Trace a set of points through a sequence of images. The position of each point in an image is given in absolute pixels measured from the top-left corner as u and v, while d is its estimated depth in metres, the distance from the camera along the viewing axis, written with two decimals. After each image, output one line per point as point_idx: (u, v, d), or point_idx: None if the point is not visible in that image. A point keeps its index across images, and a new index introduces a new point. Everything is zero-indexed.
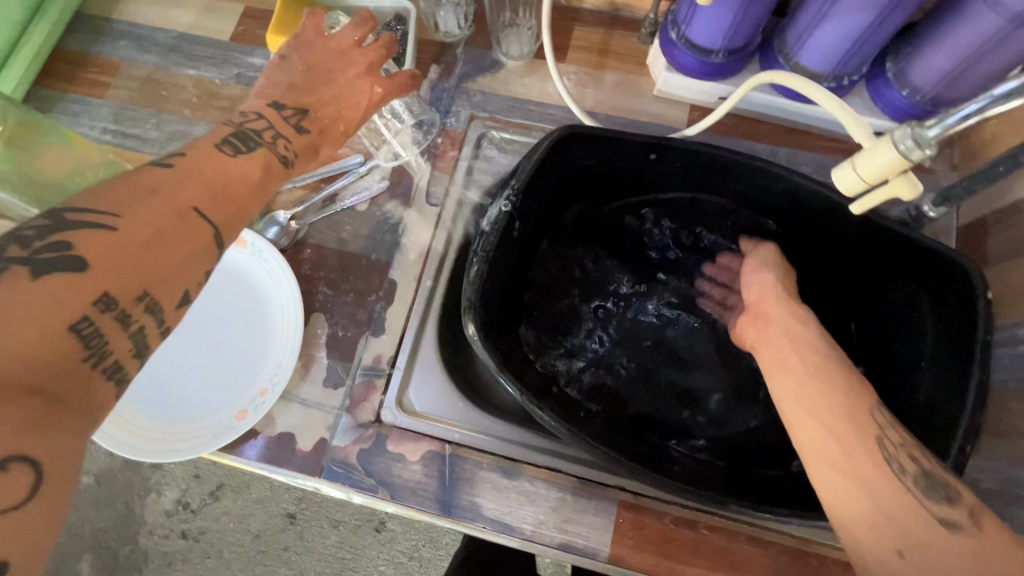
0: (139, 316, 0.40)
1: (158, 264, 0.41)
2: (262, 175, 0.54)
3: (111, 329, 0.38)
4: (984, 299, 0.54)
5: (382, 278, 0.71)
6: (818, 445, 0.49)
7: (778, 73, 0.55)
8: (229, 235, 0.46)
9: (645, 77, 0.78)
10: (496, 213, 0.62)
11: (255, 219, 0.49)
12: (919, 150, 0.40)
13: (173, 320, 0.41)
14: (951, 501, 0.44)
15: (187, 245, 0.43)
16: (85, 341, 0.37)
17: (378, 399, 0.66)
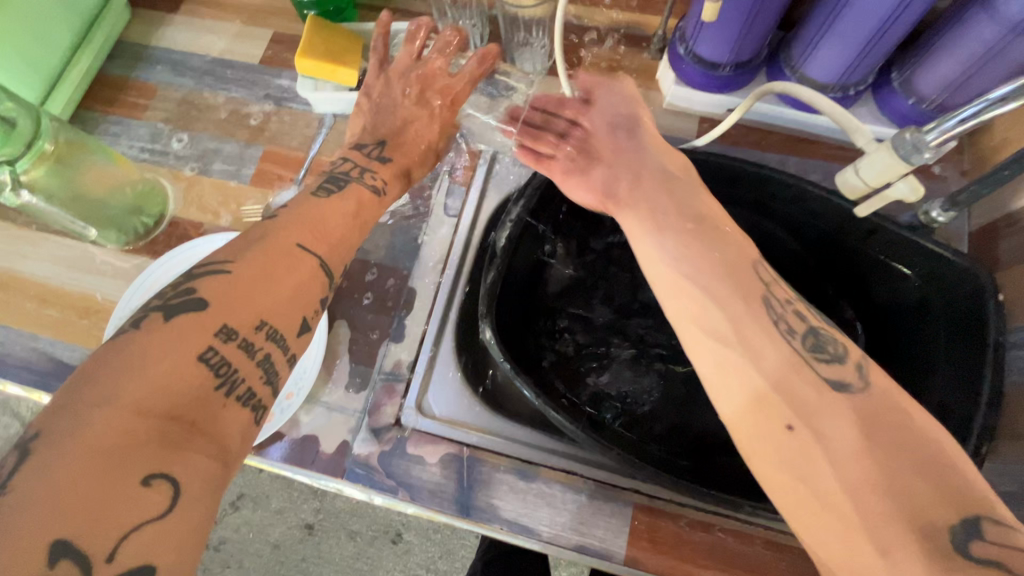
0: (256, 342, 0.43)
1: (233, 285, 0.44)
2: (353, 205, 0.57)
3: (235, 356, 0.41)
4: (994, 302, 0.55)
5: (401, 286, 0.74)
6: (738, 379, 0.45)
7: (783, 84, 0.57)
8: (302, 247, 0.49)
9: (655, 90, 0.80)
10: (510, 224, 0.64)
11: (327, 234, 0.52)
12: (918, 154, 0.42)
13: (276, 338, 0.44)
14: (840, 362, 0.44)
15: (295, 277, 0.47)
16: (216, 369, 0.40)
17: (397, 404, 0.69)
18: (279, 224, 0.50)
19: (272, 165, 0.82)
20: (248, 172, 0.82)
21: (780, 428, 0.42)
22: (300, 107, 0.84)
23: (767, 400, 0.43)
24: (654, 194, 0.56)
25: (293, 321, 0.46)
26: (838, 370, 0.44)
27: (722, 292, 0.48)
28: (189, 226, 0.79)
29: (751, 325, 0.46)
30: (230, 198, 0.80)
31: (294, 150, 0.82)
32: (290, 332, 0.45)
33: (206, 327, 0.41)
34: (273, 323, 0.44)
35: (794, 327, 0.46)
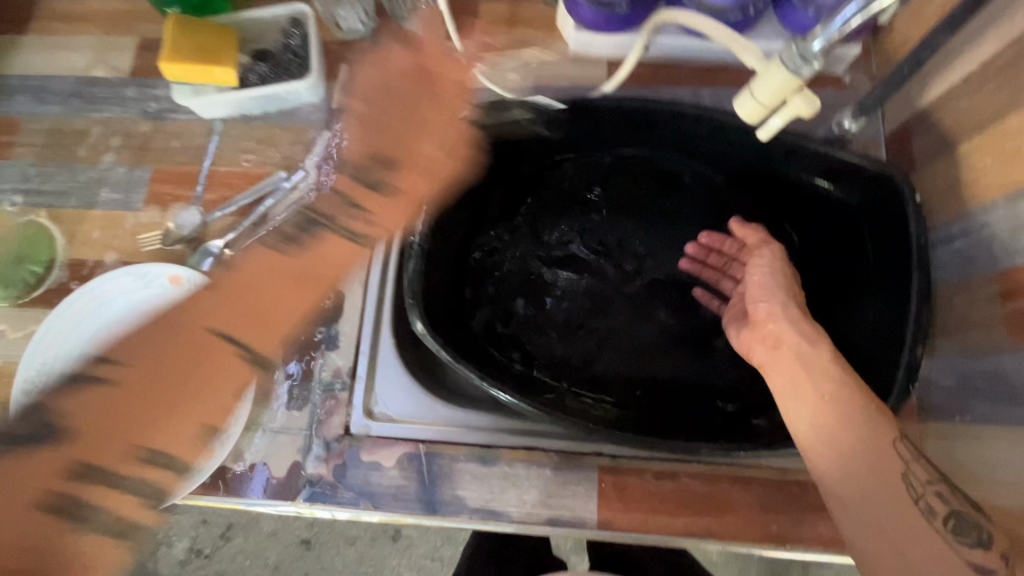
0: (153, 462, 0.45)
1: (188, 391, 0.46)
2: (291, 282, 0.52)
3: (99, 477, 0.43)
4: (911, 205, 0.55)
5: (327, 291, 0.70)
6: (869, 530, 0.45)
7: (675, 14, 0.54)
8: (217, 333, 0.48)
9: (557, 39, 0.76)
10: (424, 208, 0.61)
11: (260, 318, 0.50)
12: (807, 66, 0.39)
13: (162, 456, 0.45)
14: (985, 542, 0.44)
15: (219, 381, 0.48)
16: (99, 473, 0.43)
17: (344, 413, 0.66)
18: (198, 304, 0.49)
19: (166, 185, 0.75)
20: (140, 197, 0.74)
21: (921, 551, 0.44)
22: (184, 117, 0.77)
23: (879, 496, 0.46)
24: (790, 364, 0.53)
25: (186, 440, 0.46)
26: (972, 531, 0.45)
27: (825, 410, 0.49)
28: (86, 267, 0.72)
29: (876, 445, 0.47)
30: (124, 228, 0.73)
31: (185, 164, 0.75)
32: (180, 449, 0.46)
33: (104, 421, 0.44)
34: (175, 449, 0.46)
35: (932, 506, 0.46)
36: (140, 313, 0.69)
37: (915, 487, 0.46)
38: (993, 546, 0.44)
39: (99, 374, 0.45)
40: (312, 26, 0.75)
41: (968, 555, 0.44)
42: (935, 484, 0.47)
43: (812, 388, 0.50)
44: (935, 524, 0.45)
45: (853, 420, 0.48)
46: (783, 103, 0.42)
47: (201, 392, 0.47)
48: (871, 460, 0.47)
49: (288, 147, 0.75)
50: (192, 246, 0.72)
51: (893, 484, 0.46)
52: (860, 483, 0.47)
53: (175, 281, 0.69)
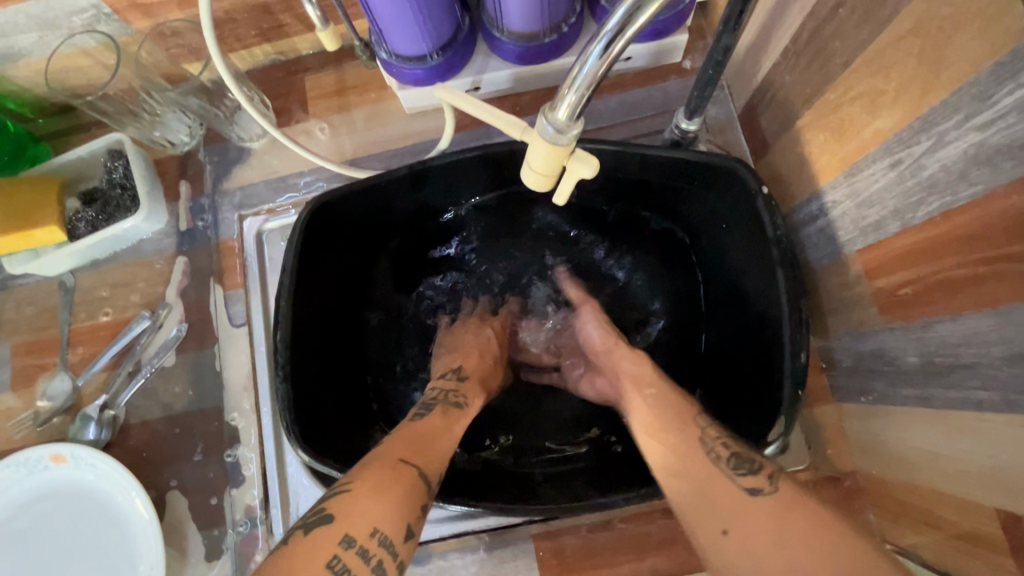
0: (362, 550, 0.39)
1: (361, 502, 0.41)
2: (457, 422, 0.53)
3: (355, 561, 0.38)
4: (762, 197, 0.52)
5: (220, 423, 0.66)
6: (711, 505, 0.42)
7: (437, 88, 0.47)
8: (381, 531, 0.40)
9: (391, 98, 0.73)
10: (281, 321, 0.56)
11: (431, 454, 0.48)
12: (566, 133, 0.35)
13: (388, 542, 0.40)
14: (753, 470, 0.43)
15: (391, 495, 0.42)
16: (360, 558, 0.39)
17: (266, 548, 0.62)
18: (372, 499, 0.42)
19: (27, 357, 0.70)
20: (4, 378, 0.70)
21: (730, 514, 0.41)
22: (30, 280, 0.72)
23: (686, 456, 0.46)
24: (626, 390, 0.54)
25: (402, 525, 0.42)
26: (746, 461, 0.43)
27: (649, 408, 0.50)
28: None
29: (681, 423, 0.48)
30: None
31: (43, 329, 0.71)
32: (400, 535, 0.41)
33: (359, 516, 0.40)
34: (385, 529, 0.41)
35: (718, 452, 0.45)
36: (33, 501, 0.65)
37: (705, 443, 0.46)
38: (760, 472, 0.42)
39: (332, 503, 0.41)
40: (129, 151, 0.70)
41: (742, 483, 0.42)
42: (724, 437, 0.46)
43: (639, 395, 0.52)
44: (717, 464, 0.44)
45: (658, 396, 0.51)
46: (562, 170, 0.38)
47: (379, 500, 0.42)
48: (647, 439, 0.49)
49: (143, 283, 0.71)
50: (69, 415, 0.68)
51: (687, 441, 0.46)
52: (663, 453, 0.47)
53: (57, 460, 0.65)
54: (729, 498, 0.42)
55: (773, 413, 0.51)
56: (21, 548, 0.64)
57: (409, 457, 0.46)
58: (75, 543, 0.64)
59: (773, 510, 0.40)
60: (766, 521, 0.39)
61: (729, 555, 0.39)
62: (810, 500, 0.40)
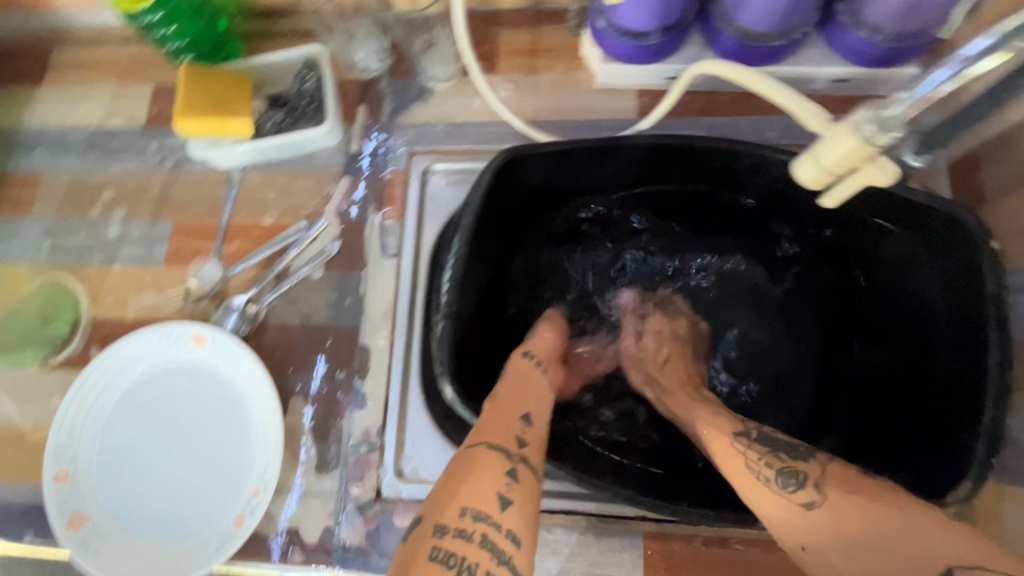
0: (466, 528, 0.41)
1: (446, 498, 0.43)
2: (515, 390, 0.52)
3: (456, 543, 0.40)
4: (987, 253, 0.49)
5: (354, 344, 0.68)
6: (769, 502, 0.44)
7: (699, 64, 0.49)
8: (470, 512, 0.41)
9: (583, 69, 0.72)
10: (453, 264, 0.57)
11: (493, 425, 0.48)
12: (885, 133, 0.33)
13: (483, 516, 0.41)
14: (800, 484, 0.42)
15: (472, 479, 0.44)
16: (460, 539, 0.40)
17: (375, 475, 0.64)
18: (450, 489, 0.43)
19: (186, 238, 0.73)
20: (161, 252, 0.73)
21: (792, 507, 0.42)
22: (202, 167, 0.75)
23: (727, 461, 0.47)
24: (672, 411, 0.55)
25: (491, 497, 0.43)
26: (792, 475, 0.43)
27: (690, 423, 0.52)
28: (112, 325, 0.71)
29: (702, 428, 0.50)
30: (147, 284, 0.72)
31: (203, 216, 0.74)
32: (492, 506, 0.42)
33: (445, 505, 0.42)
34: (471, 507, 0.42)
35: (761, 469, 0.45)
36: (166, 373, 0.68)
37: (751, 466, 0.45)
38: (808, 484, 0.42)
39: (417, 516, 0.43)
40: (325, 67, 0.72)
41: (793, 499, 0.42)
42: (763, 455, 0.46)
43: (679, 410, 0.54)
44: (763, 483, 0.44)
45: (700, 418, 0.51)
46: (854, 172, 0.36)
47: (457, 492, 0.43)
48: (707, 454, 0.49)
49: (306, 193, 0.73)
50: (214, 302, 0.70)
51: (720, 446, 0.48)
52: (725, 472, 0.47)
53: (197, 340, 0.67)
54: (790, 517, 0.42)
55: (952, 476, 0.49)
56: (146, 412, 0.67)
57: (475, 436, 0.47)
58: (196, 421, 0.66)
59: (833, 521, 0.40)
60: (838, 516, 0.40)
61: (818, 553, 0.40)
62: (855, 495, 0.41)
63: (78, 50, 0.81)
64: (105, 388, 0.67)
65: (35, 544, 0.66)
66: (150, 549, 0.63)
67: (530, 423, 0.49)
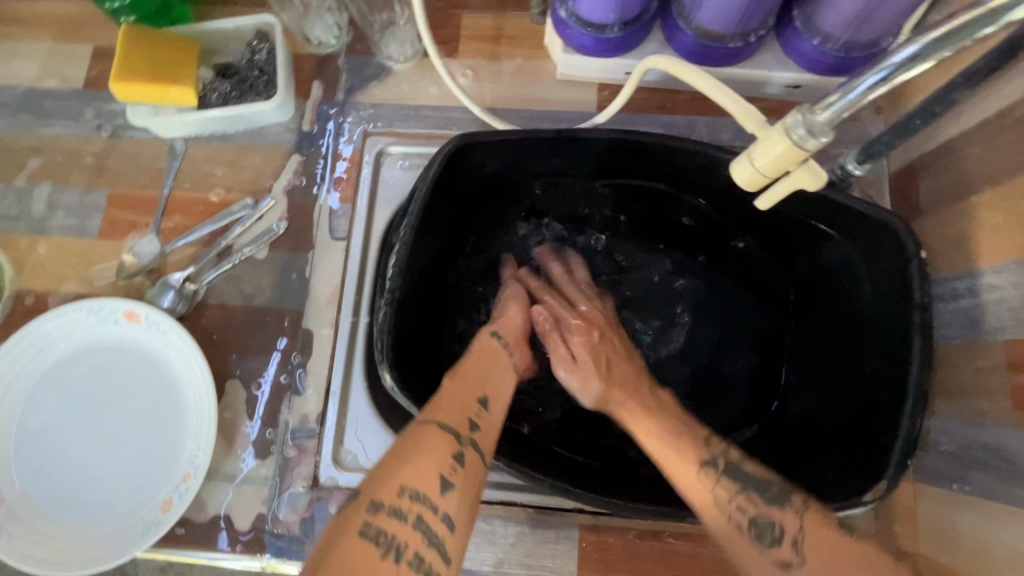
0: (402, 506, 0.42)
1: (391, 473, 0.44)
2: (478, 372, 0.53)
3: (389, 521, 0.42)
4: (916, 263, 0.51)
5: (296, 327, 0.66)
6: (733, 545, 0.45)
7: (648, 58, 0.49)
8: (409, 490, 0.43)
9: (545, 59, 0.72)
10: (398, 247, 0.55)
11: (449, 403, 0.49)
12: (814, 139, 0.34)
13: (421, 497, 0.43)
14: (778, 538, 0.44)
15: (420, 456, 0.45)
16: (392, 515, 0.42)
17: (312, 462, 0.62)
18: (398, 465, 0.44)
19: (123, 210, 0.70)
20: (95, 224, 0.69)
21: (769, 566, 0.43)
22: (142, 135, 0.72)
23: (698, 500, 0.47)
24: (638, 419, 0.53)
25: (431, 479, 0.44)
26: (767, 530, 0.44)
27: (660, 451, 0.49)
28: (37, 298, 0.67)
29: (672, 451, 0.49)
30: (78, 257, 0.68)
31: (143, 188, 0.70)
32: (432, 489, 0.43)
33: (386, 480, 0.44)
34: (410, 484, 0.43)
35: (739, 517, 0.46)
36: (90, 351, 0.65)
37: (719, 509, 0.46)
38: (785, 539, 0.44)
39: (359, 486, 0.45)
40: (278, 38, 0.69)
41: (770, 556, 0.43)
42: (739, 497, 0.46)
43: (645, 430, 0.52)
44: (741, 535, 0.45)
45: (650, 418, 0.52)
46: (785, 175, 0.36)
47: (401, 468, 0.44)
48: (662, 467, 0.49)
49: (254, 169, 0.70)
50: (151, 278, 0.67)
51: (688, 475, 0.48)
52: (687, 494, 0.47)
53: (129, 317, 0.64)
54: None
55: (871, 477, 0.51)
56: (66, 393, 0.64)
57: (429, 416, 0.48)
58: (122, 403, 0.63)
59: None
60: None
61: None
62: (840, 561, 0.42)
63: (11, 2, 0.76)
64: (22, 367, 0.64)
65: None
66: (66, 537, 0.60)
67: (486, 407, 0.50)
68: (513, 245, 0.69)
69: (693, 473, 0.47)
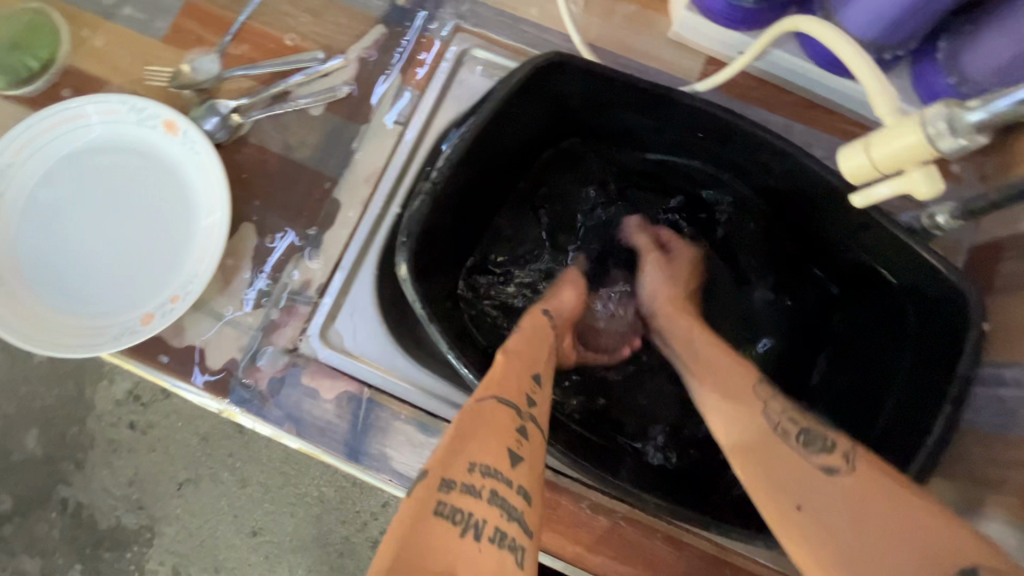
0: (474, 484, 0.38)
1: (457, 452, 0.39)
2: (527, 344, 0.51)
3: (462, 500, 0.37)
4: (974, 331, 0.47)
5: (326, 195, 0.64)
6: (768, 470, 0.42)
7: (793, 18, 0.46)
8: (479, 470, 0.38)
9: (662, 14, 0.67)
10: (456, 141, 0.53)
11: (495, 374, 0.45)
12: (951, 137, 0.30)
13: (492, 472, 0.39)
14: (827, 447, 0.42)
15: (485, 432, 0.41)
16: (465, 493, 0.37)
17: (299, 327, 0.61)
18: (465, 443, 0.40)
19: (193, 22, 0.67)
20: (162, 27, 0.67)
21: (793, 498, 0.40)
22: None
23: (736, 418, 0.46)
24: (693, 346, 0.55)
25: (500, 453, 0.40)
26: (819, 437, 0.43)
27: (716, 375, 0.50)
28: (84, 81, 0.66)
29: (725, 370, 0.50)
30: (135, 53, 0.66)
31: (220, 7, 0.67)
32: (502, 462, 0.39)
33: (454, 454, 0.39)
34: (478, 461, 0.39)
35: (785, 427, 0.44)
36: (120, 148, 0.63)
37: (770, 416, 0.45)
38: (835, 450, 0.42)
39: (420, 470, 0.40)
40: None
41: (815, 461, 0.41)
42: (790, 412, 0.46)
43: (699, 358, 0.53)
44: (787, 439, 0.43)
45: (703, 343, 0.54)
46: (898, 172, 0.33)
47: (471, 442, 0.40)
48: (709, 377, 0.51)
49: (335, 26, 0.67)
50: (201, 97, 0.65)
51: (736, 389, 0.48)
52: (725, 419, 0.47)
53: (169, 128, 0.62)
54: (804, 473, 0.41)
55: None
56: (85, 181, 0.62)
57: (486, 389, 0.44)
58: (135, 209, 0.62)
59: (851, 492, 0.39)
60: (845, 500, 0.38)
61: (801, 531, 0.38)
62: (885, 481, 0.39)
63: None
64: (52, 140, 0.62)
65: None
66: (40, 316, 0.59)
67: (542, 375, 0.48)
68: (567, 196, 0.68)
69: (743, 386, 0.48)
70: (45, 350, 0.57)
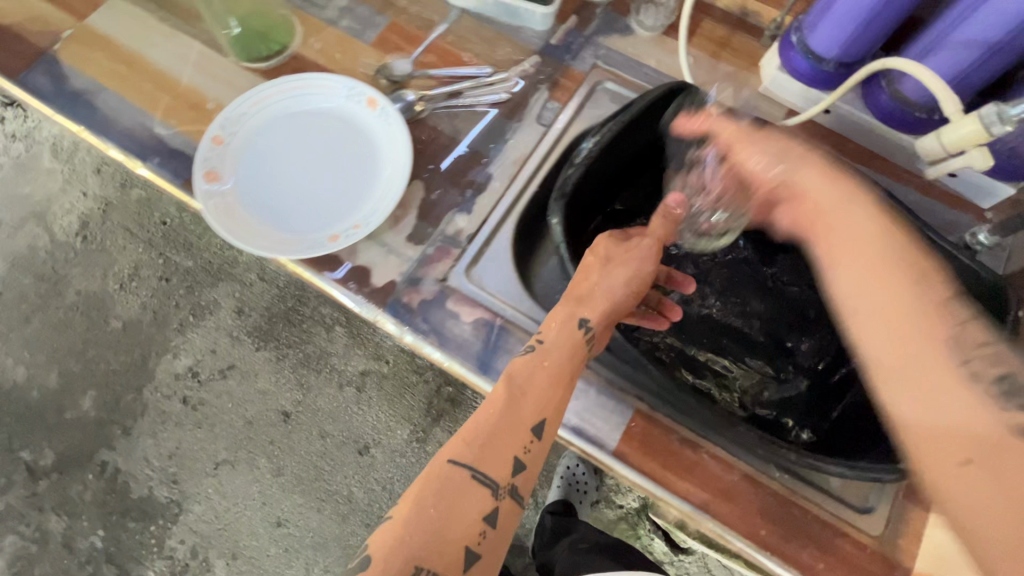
0: None
1: (415, 538, 0.50)
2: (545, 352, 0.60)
3: None
4: (1012, 319, 0.59)
5: (480, 170, 0.80)
6: (935, 408, 0.46)
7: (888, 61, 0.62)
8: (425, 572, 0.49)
9: (753, 74, 0.87)
10: (604, 130, 0.70)
11: (488, 445, 0.55)
12: (1001, 125, 0.45)
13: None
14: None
15: (450, 524, 0.51)
16: None
17: (448, 264, 0.74)
18: (421, 529, 0.50)
19: (396, 35, 0.88)
20: (372, 36, 0.88)
21: (960, 453, 0.44)
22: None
23: (908, 352, 0.49)
24: (863, 248, 0.54)
25: (457, 550, 0.50)
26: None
27: (888, 287, 0.51)
28: (307, 64, 0.85)
29: (914, 288, 0.51)
30: (349, 51, 0.86)
31: (416, 28, 0.89)
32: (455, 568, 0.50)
33: (409, 540, 0.50)
34: (426, 566, 0.49)
35: (979, 368, 0.46)
36: (327, 113, 0.81)
37: (964, 350, 0.47)
38: None
39: (388, 525, 0.51)
40: None
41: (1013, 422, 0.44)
42: (989, 345, 0.47)
43: (881, 269, 0.52)
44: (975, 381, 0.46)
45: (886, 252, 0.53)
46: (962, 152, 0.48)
47: (429, 536, 0.50)
48: (877, 272, 0.52)
49: (501, 53, 0.87)
50: (394, 87, 0.84)
51: (926, 313, 0.49)
52: (887, 334, 0.50)
53: (370, 103, 0.80)
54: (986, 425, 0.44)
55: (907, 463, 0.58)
56: (299, 133, 0.80)
57: (462, 462, 0.54)
58: (330, 158, 0.79)
59: None
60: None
61: (970, 482, 0.43)
62: None
63: None
64: (282, 100, 0.81)
65: (155, 171, 0.78)
66: (248, 223, 0.73)
67: (528, 437, 0.56)
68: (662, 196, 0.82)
69: (924, 300, 0.50)
70: (252, 249, 0.71)
